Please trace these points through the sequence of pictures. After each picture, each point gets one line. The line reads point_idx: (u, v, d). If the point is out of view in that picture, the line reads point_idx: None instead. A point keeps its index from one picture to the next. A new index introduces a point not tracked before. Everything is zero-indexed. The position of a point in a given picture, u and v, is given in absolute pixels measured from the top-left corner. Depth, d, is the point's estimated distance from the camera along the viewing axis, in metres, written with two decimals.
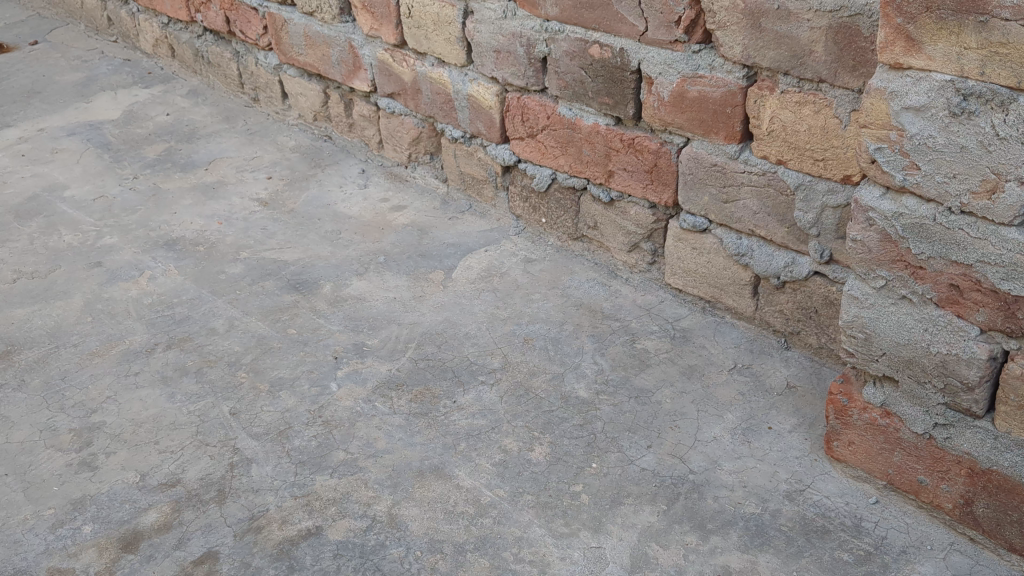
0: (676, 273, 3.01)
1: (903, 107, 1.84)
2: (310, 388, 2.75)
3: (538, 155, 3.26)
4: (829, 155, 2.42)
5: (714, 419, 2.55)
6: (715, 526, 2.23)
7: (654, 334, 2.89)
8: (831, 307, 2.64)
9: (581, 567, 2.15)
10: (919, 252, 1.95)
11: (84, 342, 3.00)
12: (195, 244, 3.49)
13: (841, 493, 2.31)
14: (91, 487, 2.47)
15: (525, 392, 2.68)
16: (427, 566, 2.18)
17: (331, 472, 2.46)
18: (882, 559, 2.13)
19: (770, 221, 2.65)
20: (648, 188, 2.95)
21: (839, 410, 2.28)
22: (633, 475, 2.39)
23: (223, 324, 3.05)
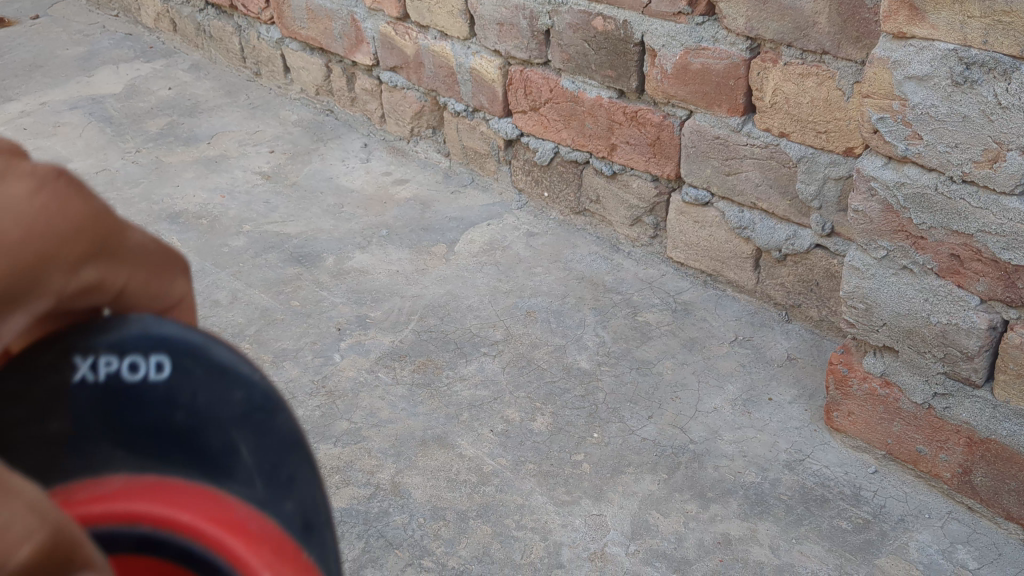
0: (677, 246, 3.02)
1: (906, 76, 1.85)
2: (313, 359, 2.78)
3: (541, 129, 3.26)
4: (831, 127, 2.42)
5: (714, 390, 2.57)
6: (715, 494, 2.25)
7: (656, 307, 2.90)
8: (832, 279, 2.65)
9: (582, 534, 2.17)
10: (920, 222, 1.96)
11: None
12: (198, 217, 3.50)
13: (840, 463, 2.32)
14: None
15: (526, 363, 2.70)
16: (430, 533, 2.20)
17: (335, 441, 2.48)
18: (880, 527, 2.14)
19: (772, 194, 2.65)
20: (651, 161, 2.95)
21: (839, 380, 2.30)
22: (634, 445, 2.40)
23: (226, 296, 3.07)
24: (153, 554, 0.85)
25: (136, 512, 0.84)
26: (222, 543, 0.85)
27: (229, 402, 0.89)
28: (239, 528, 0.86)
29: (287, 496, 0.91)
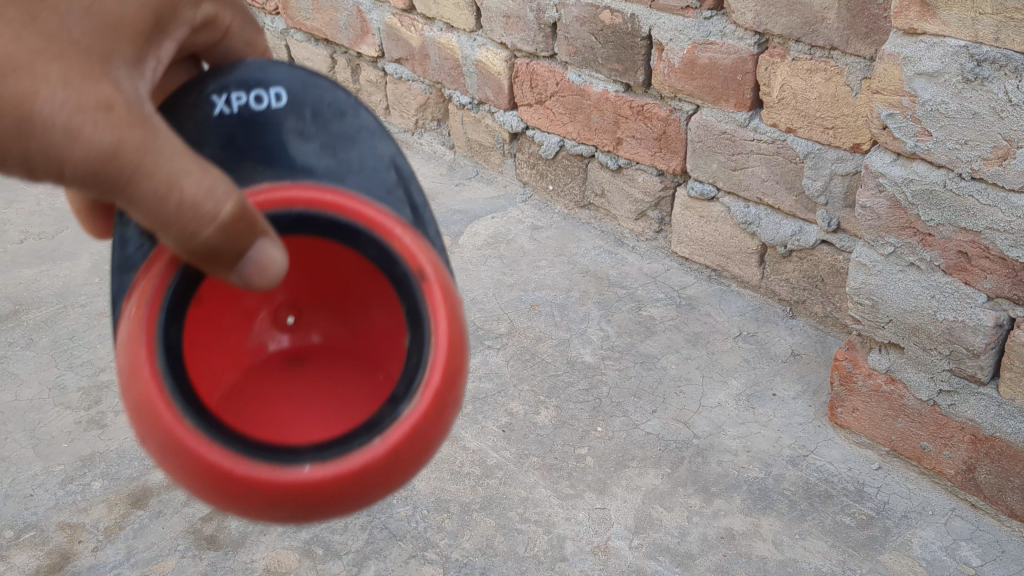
0: (682, 241, 3.01)
1: (916, 72, 1.85)
2: None
3: (547, 122, 3.25)
4: (839, 123, 2.41)
5: (718, 385, 2.57)
6: (718, 489, 2.25)
7: (660, 301, 2.90)
8: (837, 276, 2.64)
9: (585, 528, 2.18)
10: (929, 219, 1.96)
11: (92, 303, 3.08)
12: None
13: (844, 459, 2.31)
14: (100, 444, 2.51)
15: (530, 356, 2.70)
16: (433, 525, 2.21)
17: None
18: (884, 523, 2.14)
19: (778, 189, 2.65)
20: (657, 156, 2.94)
21: (844, 376, 2.30)
22: (638, 439, 2.41)
23: None
24: (312, 232, 1.16)
25: (290, 198, 1.15)
26: (362, 215, 1.15)
27: (341, 122, 1.24)
28: (373, 206, 1.18)
29: (394, 194, 1.23)
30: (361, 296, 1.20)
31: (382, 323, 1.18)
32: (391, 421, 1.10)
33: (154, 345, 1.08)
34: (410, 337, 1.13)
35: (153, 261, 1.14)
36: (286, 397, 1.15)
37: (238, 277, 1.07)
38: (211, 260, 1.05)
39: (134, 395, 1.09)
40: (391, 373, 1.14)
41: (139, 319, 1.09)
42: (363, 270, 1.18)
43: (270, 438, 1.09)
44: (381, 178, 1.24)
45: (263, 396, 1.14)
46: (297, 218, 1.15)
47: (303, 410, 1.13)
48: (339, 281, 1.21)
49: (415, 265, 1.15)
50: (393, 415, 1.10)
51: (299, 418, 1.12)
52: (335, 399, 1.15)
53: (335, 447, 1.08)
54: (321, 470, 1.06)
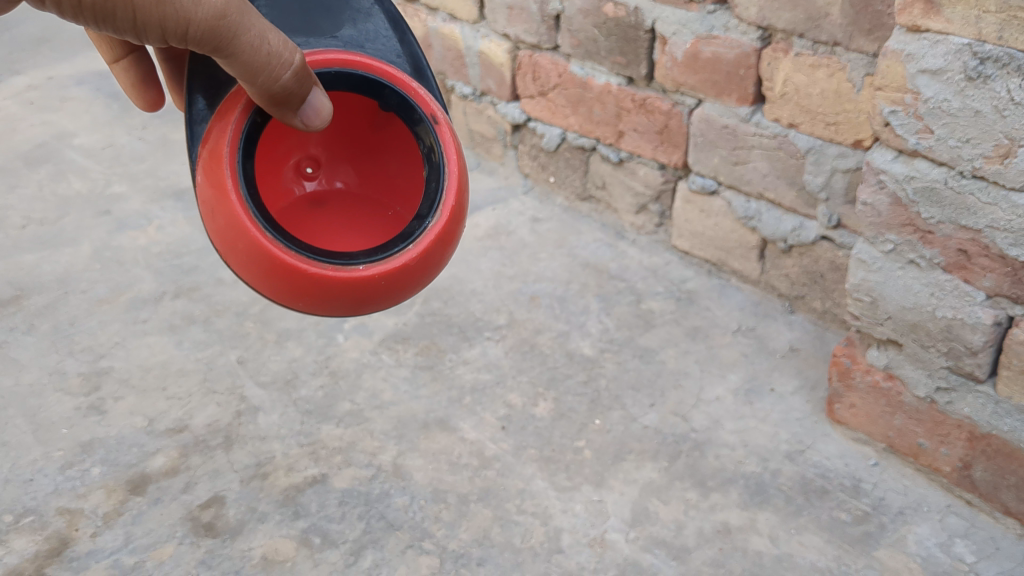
0: (682, 235, 3.01)
1: (919, 70, 1.84)
2: (317, 339, 2.78)
3: (549, 114, 3.25)
4: (841, 119, 2.41)
5: (716, 379, 2.57)
6: (715, 483, 2.26)
7: (660, 295, 2.90)
8: (837, 272, 2.63)
9: (582, 520, 2.18)
10: (929, 216, 1.96)
11: (93, 289, 3.08)
12: None
13: (841, 455, 2.32)
14: (100, 431, 2.52)
15: (529, 348, 2.70)
16: (431, 515, 2.21)
17: (337, 422, 2.49)
18: (880, 519, 2.15)
19: (779, 184, 2.65)
20: (659, 149, 2.94)
21: (842, 372, 2.30)
22: (636, 432, 2.41)
23: (231, 275, 3.11)
24: (347, 84, 1.66)
25: (330, 60, 1.65)
26: (387, 75, 1.67)
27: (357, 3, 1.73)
28: (394, 69, 1.69)
29: (402, 55, 1.75)
30: (376, 155, 1.77)
31: (398, 172, 1.76)
32: (421, 231, 1.67)
33: (233, 170, 1.58)
34: (428, 172, 1.70)
35: (220, 117, 1.60)
36: (320, 220, 1.71)
37: (289, 75, 1.49)
38: (273, 66, 1.48)
39: (221, 223, 1.60)
40: (404, 207, 1.73)
41: (219, 155, 1.58)
42: (384, 128, 1.75)
43: (325, 248, 1.65)
44: (396, 49, 1.75)
45: (310, 221, 1.70)
46: (337, 74, 1.64)
47: (342, 230, 1.71)
48: (357, 136, 1.77)
49: (428, 111, 1.69)
50: (422, 228, 1.67)
51: (335, 237, 1.70)
52: (356, 221, 1.72)
53: (376, 252, 1.65)
54: (373, 266, 1.63)
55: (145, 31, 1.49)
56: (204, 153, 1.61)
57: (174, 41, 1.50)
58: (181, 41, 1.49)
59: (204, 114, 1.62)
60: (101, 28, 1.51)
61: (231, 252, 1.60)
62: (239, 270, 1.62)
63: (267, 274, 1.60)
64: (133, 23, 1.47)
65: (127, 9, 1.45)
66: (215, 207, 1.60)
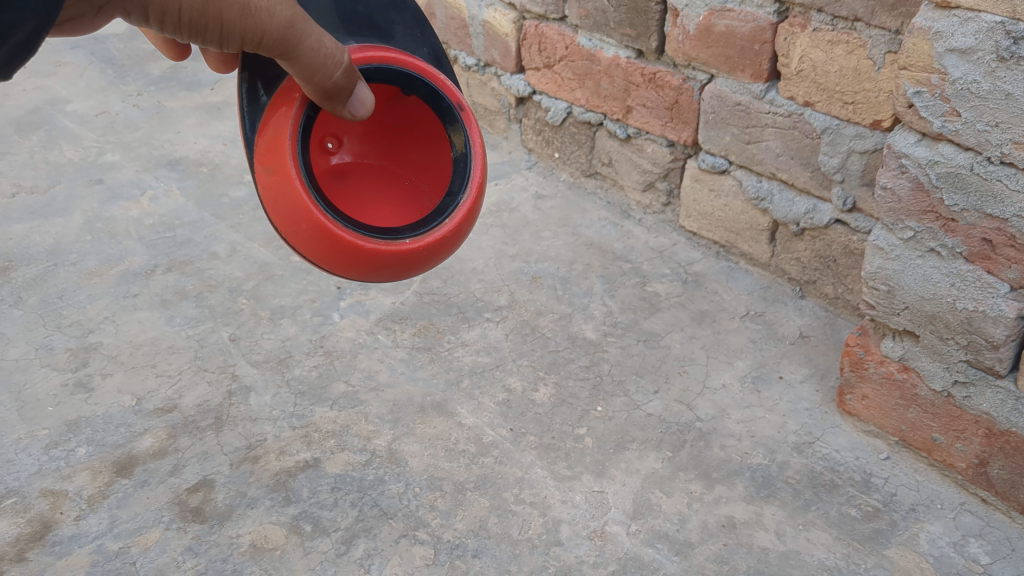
0: (690, 215, 2.91)
1: (948, 49, 1.75)
2: (312, 317, 2.70)
3: (554, 87, 3.14)
4: (859, 98, 2.30)
5: (723, 366, 2.49)
6: (720, 475, 2.19)
7: (666, 277, 2.81)
8: (851, 257, 2.53)
9: (582, 511, 2.11)
10: (952, 203, 1.87)
11: (83, 261, 3.00)
12: (198, 164, 3.46)
13: (851, 448, 2.24)
14: (87, 409, 2.45)
15: (530, 331, 2.62)
16: (426, 504, 2.14)
17: (331, 404, 2.41)
18: (890, 516, 2.08)
19: (793, 165, 2.55)
20: (668, 126, 2.84)
21: (855, 362, 2.22)
22: (639, 420, 2.33)
23: (225, 249, 3.03)
24: (381, 79, 1.68)
25: (368, 58, 1.65)
26: (421, 70, 1.70)
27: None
28: (421, 61, 1.72)
29: (422, 42, 1.78)
30: (396, 131, 1.76)
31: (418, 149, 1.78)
32: (454, 207, 1.76)
33: (294, 159, 1.62)
34: (455, 153, 1.76)
35: (276, 108, 1.63)
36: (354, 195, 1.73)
37: (339, 74, 1.54)
38: (327, 66, 1.52)
39: (283, 205, 1.64)
40: (425, 178, 1.77)
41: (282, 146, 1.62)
42: (404, 111, 1.76)
43: (370, 223, 1.71)
44: (414, 36, 1.76)
45: (345, 196, 1.72)
46: (376, 69, 1.66)
47: (376, 201, 1.74)
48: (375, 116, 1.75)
49: (453, 99, 1.74)
50: (455, 203, 1.76)
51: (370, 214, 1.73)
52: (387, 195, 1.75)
53: (417, 226, 1.73)
54: (418, 241, 1.72)
55: (226, 43, 1.51)
56: (261, 144, 1.64)
57: (248, 47, 1.53)
58: (254, 47, 1.52)
59: (259, 104, 1.64)
60: (181, 37, 1.52)
61: (294, 234, 1.67)
62: (299, 246, 1.69)
63: (328, 250, 1.67)
64: (216, 36, 1.50)
65: (215, 23, 1.47)
66: (277, 191, 1.64)
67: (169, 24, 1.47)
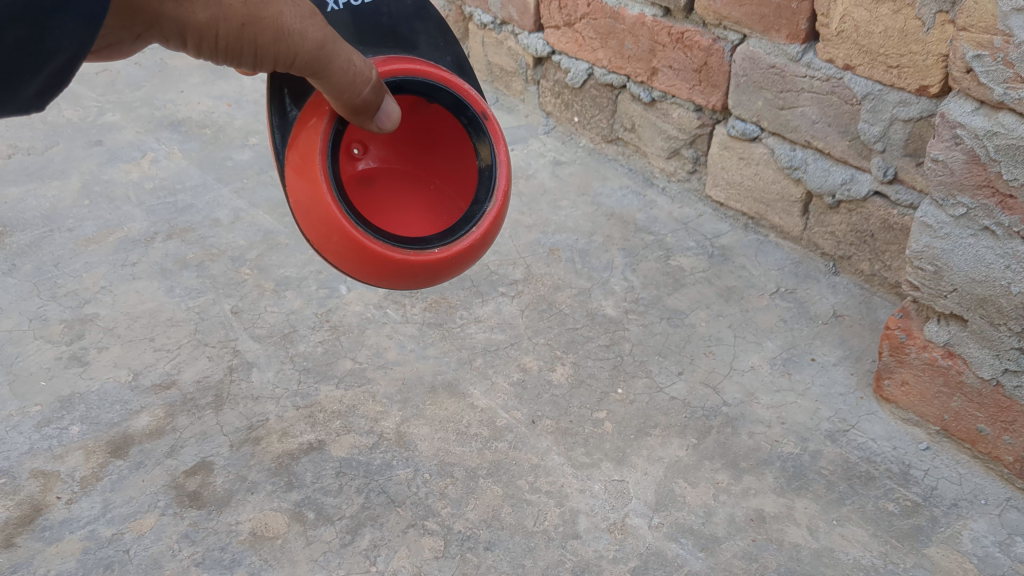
0: (717, 185, 2.76)
1: (1014, 8, 1.59)
2: (318, 290, 2.58)
3: (574, 48, 2.97)
4: (905, 61, 2.11)
5: (752, 347, 2.35)
6: (749, 465, 2.06)
7: (691, 251, 2.66)
8: (890, 232, 2.37)
9: (601, 502, 1.99)
10: (1011, 178, 1.70)
11: (80, 227, 2.87)
12: (201, 126, 3.34)
13: (888, 437, 2.11)
14: (81, 384, 2.33)
15: (547, 307, 2.48)
16: (436, 491, 2.02)
17: (337, 382, 2.29)
18: (931, 512, 1.95)
19: (830, 132, 2.38)
20: (695, 89, 2.67)
21: (895, 346, 2.08)
22: (662, 404, 2.20)
23: (228, 216, 2.90)
24: (404, 91, 1.56)
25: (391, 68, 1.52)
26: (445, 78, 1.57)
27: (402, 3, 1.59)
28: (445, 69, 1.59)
29: (445, 51, 1.65)
30: (423, 135, 1.62)
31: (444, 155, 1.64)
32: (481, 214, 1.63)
33: (324, 170, 1.51)
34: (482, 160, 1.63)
35: (304, 122, 1.52)
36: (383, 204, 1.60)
37: (369, 91, 1.43)
38: (356, 84, 1.41)
39: (311, 217, 1.53)
40: (451, 182, 1.63)
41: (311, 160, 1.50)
42: (429, 117, 1.61)
43: (398, 232, 1.59)
44: (437, 44, 1.64)
45: (372, 204, 1.59)
46: (398, 82, 1.53)
47: (405, 209, 1.61)
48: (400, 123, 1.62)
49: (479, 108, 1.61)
50: (483, 211, 1.63)
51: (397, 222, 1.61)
52: (416, 202, 1.61)
53: (446, 235, 1.60)
54: (446, 249, 1.59)
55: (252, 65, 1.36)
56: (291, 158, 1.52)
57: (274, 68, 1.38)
58: (283, 68, 1.38)
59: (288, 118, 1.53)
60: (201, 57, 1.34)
61: (324, 245, 1.56)
62: (329, 256, 1.58)
63: (358, 261, 1.56)
64: (244, 60, 1.34)
65: (248, 51, 1.32)
66: (307, 203, 1.52)
67: (201, 49, 1.29)
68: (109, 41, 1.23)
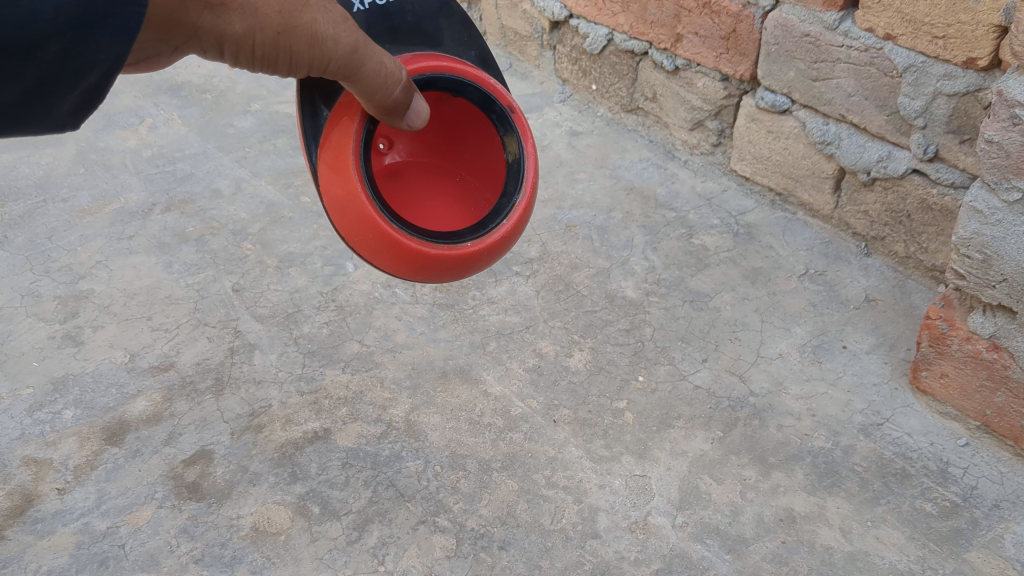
0: (743, 159, 2.62)
1: None
2: (323, 267, 2.47)
3: (594, 12, 2.82)
4: (952, 32, 1.96)
5: (780, 333, 2.23)
6: (778, 460, 1.95)
7: (715, 229, 2.53)
8: (927, 212, 2.23)
9: (622, 499, 1.89)
10: None
11: (75, 197, 2.75)
12: (202, 91, 3.21)
13: (924, 432, 2.00)
14: (75, 366, 2.23)
15: (564, 288, 2.37)
16: (447, 485, 1.92)
17: (343, 366, 2.18)
18: (971, 514, 1.84)
19: (867, 106, 2.24)
20: (723, 58, 2.53)
21: (936, 337, 1.96)
22: (685, 393, 2.09)
23: (229, 187, 2.77)
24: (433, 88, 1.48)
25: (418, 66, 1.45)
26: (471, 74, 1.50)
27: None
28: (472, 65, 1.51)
29: (469, 45, 1.55)
30: (448, 130, 1.57)
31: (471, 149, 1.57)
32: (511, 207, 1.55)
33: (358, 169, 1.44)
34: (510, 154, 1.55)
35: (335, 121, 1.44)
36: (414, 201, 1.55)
37: (400, 92, 1.35)
38: (387, 85, 1.33)
39: (344, 214, 1.46)
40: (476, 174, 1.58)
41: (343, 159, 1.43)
42: (454, 112, 1.55)
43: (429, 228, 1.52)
44: (462, 39, 1.54)
45: (402, 202, 1.54)
46: (427, 80, 1.46)
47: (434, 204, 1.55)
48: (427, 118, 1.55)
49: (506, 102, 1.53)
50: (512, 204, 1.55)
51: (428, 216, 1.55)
52: (445, 198, 1.56)
53: (478, 229, 1.53)
54: (480, 243, 1.52)
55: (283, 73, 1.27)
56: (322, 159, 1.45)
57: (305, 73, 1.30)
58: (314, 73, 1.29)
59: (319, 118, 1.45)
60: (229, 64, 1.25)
61: (358, 243, 1.49)
62: (364, 254, 1.51)
63: (393, 260, 1.49)
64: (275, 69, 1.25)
65: (282, 60, 1.23)
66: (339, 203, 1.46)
67: (238, 59, 1.20)
68: (145, 53, 1.15)
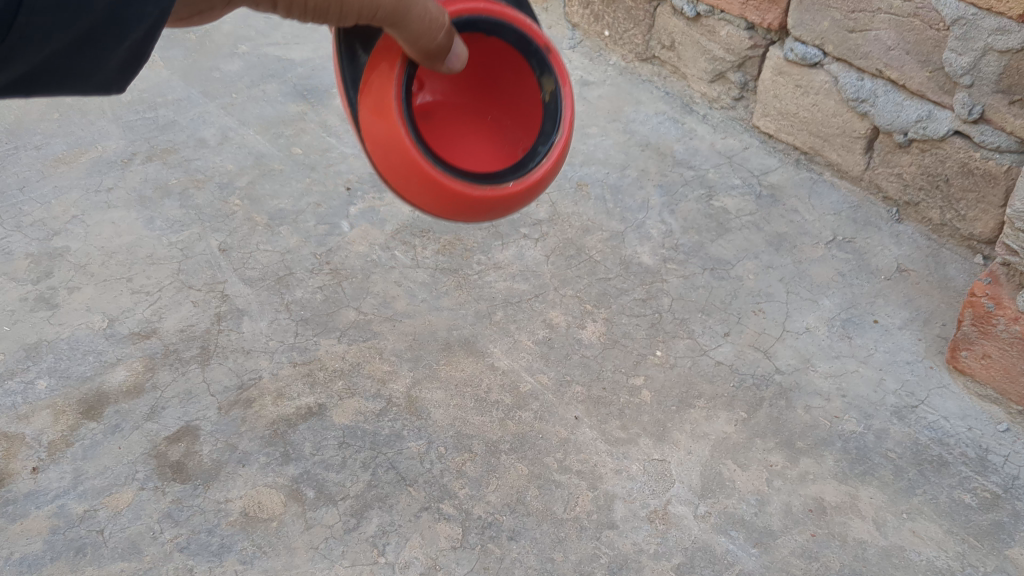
0: (768, 114, 2.46)
1: None
2: (317, 226, 2.30)
3: None
4: None
5: (806, 305, 2.08)
6: (806, 445, 1.82)
7: (736, 190, 2.37)
8: (968, 178, 2.07)
9: (640, 486, 1.76)
10: None
11: (49, 145, 2.56)
12: (186, 30, 3.00)
13: (962, 415, 1.86)
14: (49, 331, 2.07)
15: (576, 253, 2.22)
16: (452, 468, 1.79)
17: (339, 336, 2.04)
18: (1014, 506, 1.71)
19: (907, 61, 2.07)
20: (749, 5, 2.35)
21: (980, 316, 1.82)
22: (706, 370, 1.96)
23: (215, 136, 2.59)
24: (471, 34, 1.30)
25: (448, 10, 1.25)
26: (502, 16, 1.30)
27: None
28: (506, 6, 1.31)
29: None
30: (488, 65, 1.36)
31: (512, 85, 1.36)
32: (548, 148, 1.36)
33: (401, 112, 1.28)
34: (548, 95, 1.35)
35: (374, 65, 1.27)
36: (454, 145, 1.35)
37: (443, 37, 1.19)
38: (432, 30, 1.17)
39: (386, 156, 1.31)
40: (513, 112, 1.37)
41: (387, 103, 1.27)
42: (493, 48, 1.34)
43: (468, 169, 1.34)
44: None
45: (442, 145, 1.34)
46: (465, 24, 1.28)
47: (473, 143, 1.36)
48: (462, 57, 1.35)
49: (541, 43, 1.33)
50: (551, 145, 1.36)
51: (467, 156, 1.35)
52: (490, 137, 1.36)
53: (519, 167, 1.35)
54: (520, 183, 1.35)
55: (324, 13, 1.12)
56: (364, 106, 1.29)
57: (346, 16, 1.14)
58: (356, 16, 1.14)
59: (358, 63, 1.28)
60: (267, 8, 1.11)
61: (400, 186, 1.33)
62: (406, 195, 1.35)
63: (437, 203, 1.34)
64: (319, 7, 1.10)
65: None
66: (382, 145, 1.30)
67: None
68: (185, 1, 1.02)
